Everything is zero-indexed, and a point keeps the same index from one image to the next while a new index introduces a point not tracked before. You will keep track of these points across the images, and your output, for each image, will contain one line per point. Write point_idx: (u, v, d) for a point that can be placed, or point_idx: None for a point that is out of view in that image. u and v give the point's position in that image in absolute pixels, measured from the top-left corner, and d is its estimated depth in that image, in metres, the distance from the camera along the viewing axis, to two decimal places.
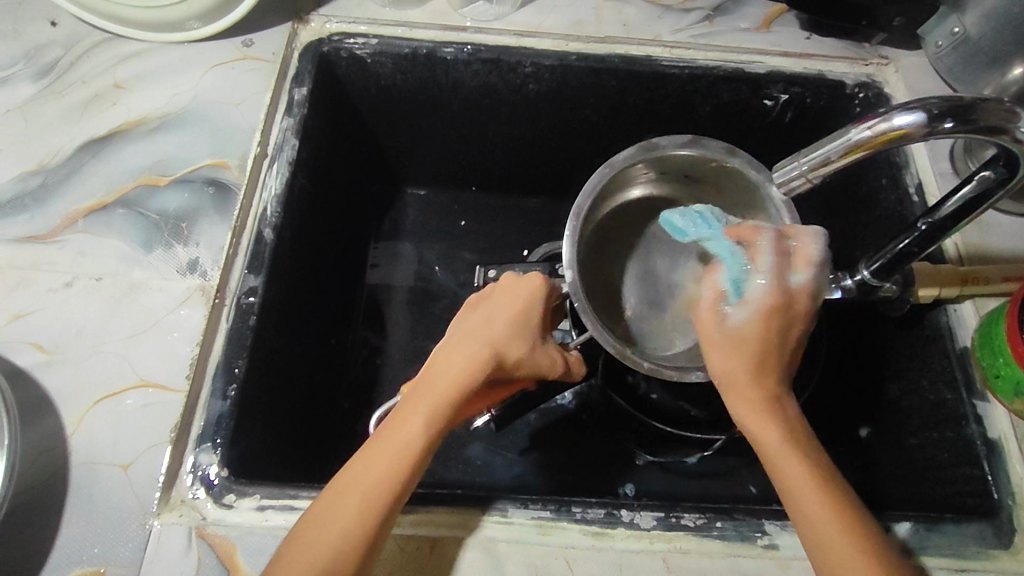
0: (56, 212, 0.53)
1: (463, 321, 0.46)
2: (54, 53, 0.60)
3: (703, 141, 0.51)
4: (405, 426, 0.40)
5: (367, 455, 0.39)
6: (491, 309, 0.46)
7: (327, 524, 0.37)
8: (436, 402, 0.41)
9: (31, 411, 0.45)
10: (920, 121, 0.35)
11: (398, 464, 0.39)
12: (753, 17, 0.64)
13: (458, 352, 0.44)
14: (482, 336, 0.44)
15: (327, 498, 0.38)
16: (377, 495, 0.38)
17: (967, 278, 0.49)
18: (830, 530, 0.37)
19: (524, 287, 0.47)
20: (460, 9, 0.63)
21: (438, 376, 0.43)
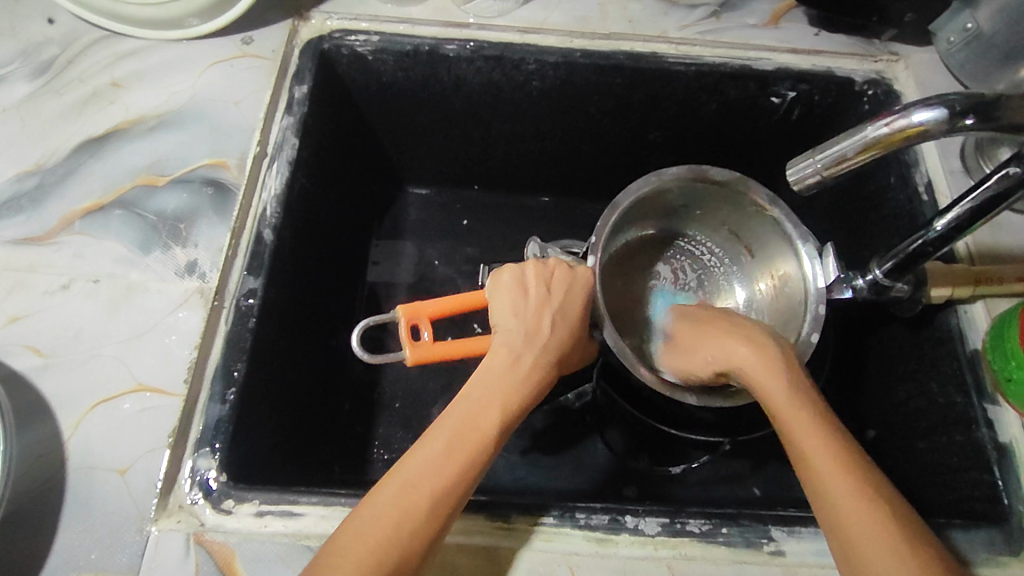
0: (53, 213, 0.52)
1: (522, 315, 0.46)
2: (51, 51, 0.59)
3: (704, 172, 0.55)
4: (480, 417, 0.41)
5: (435, 445, 0.39)
6: (551, 303, 0.46)
7: (394, 517, 0.36)
8: (511, 395, 0.42)
9: (28, 416, 0.44)
10: (941, 117, 0.34)
11: (474, 452, 0.39)
12: (761, 13, 0.63)
13: (528, 351, 0.45)
14: (551, 336, 0.46)
15: (391, 490, 0.37)
16: (454, 486, 0.38)
17: (980, 278, 0.48)
18: (855, 513, 0.37)
19: (580, 285, 0.47)
20: (462, 5, 0.62)
21: (507, 371, 0.43)
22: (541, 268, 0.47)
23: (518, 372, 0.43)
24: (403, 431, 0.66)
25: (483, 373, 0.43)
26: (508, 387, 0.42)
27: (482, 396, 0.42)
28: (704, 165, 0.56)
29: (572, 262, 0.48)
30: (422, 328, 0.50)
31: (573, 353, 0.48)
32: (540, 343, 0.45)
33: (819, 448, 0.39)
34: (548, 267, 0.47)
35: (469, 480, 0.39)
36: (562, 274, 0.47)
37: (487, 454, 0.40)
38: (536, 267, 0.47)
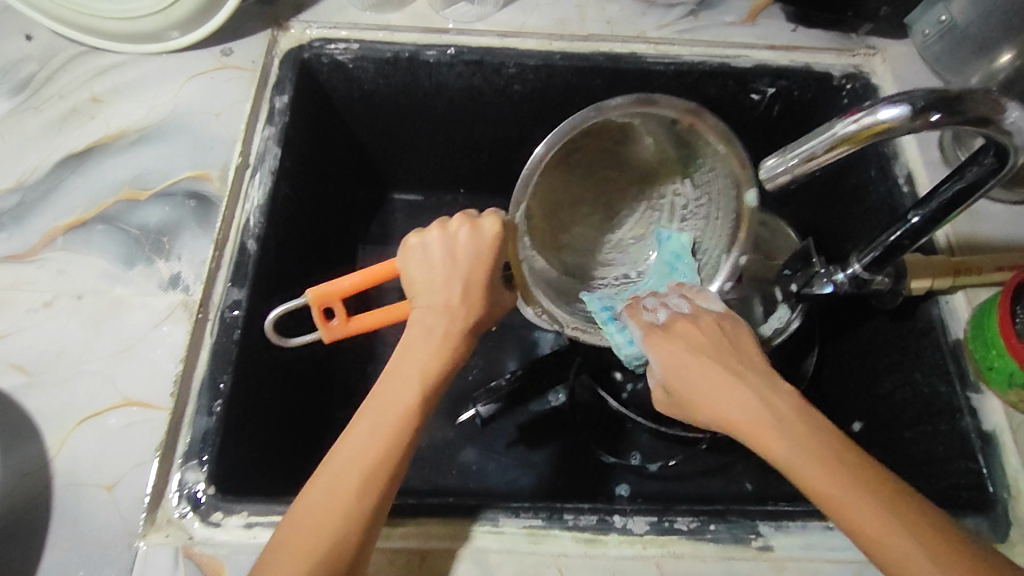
0: (34, 230, 0.52)
1: (432, 285, 0.42)
2: (29, 68, 0.59)
3: (701, 116, 0.47)
4: (397, 394, 0.40)
5: (360, 430, 0.38)
6: (443, 266, 0.43)
7: (325, 512, 0.36)
8: (428, 368, 0.41)
9: (14, 434, 0.44)
10: (907, 114, 0.35)
11: (392, 431, 0.38)
12: (739, 11, 0.64)
13: (442, 319, 0.42)
14: (462, 299, 0.42)
15: (318, 487, 0.37)
16: (377, 470, 0.37)
17: (959, 268, 0.49)
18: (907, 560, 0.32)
19: (486, 239, 0.43)
20: (441, 11, 0.63)
21: (421, 341, 0.41)
22: (443, 233, 0.43)
23: (430, 341, 0.41)
24: None
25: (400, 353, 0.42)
26: (426, 359, 0.41)
27: (401, 369, 0.41)
28: (704, 110, 0.46)
29: (474, 214, 0.44)
30: (337, 308, 0.46)
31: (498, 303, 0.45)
32: (455, 309, 0.42)
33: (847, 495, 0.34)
34: (448, 231, 0.43)
35: (399, 458, 0.38)
36: (463, 233, 0.43)
37: (411, 426, 0.39)
38: (437, 231, 0.43)
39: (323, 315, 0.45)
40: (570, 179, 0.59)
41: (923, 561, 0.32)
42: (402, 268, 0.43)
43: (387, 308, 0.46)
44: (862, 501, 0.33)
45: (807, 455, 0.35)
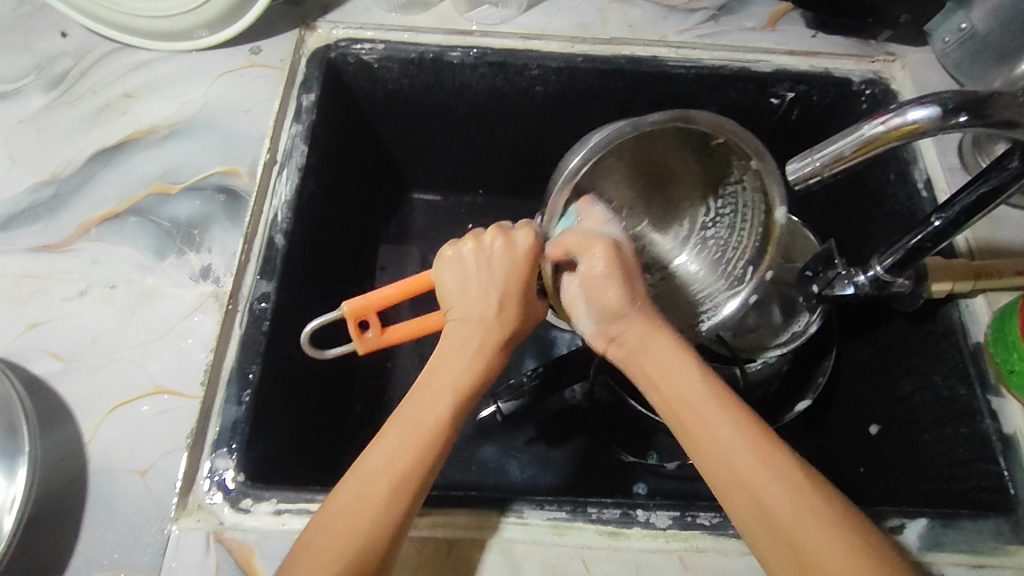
0: (69, 221, 0.53)
1: (468, 298, 0.45)
2: (64, 64, 0.60)
3: (735, 131, 0.44)
4: (429, 405, 0.41)
5: (391, 437, 0.40)
6: (479, 281, 0.45)
7: (355, 512, 0.37)
8: (460, 380, 0.43)
9: (49, 418, 0.45)
10: (935, 115, 0.35)
11: (425, 437, 0.40)
12: (759, 17, 0.65)
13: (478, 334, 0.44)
14: (498, 311, 0.45)
15: (348, 491, 0.38)
16: (409, 475, 0.38)
17: (980, 272, 0.49)
18: (782, 508, 0.36)
19: (518, 255, 0.45)
20: (465, 13, 0.64)
21: (456, 352, 0.44)
22: (478, 248, 0.45)
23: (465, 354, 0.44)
24: None
25: (436, 364, 0.44)
26: (460, 371, 0.43)
27: (435, 380, 0.43)
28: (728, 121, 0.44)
29: (510, 228, 0.45)
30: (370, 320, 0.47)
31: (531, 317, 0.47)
32: (489, 323, 0.44)
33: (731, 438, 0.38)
34: (483, 244, 0.45)
35: (429, 464, 0.39)
36: (496, 246, 0.45)
37: (445, 436, 0.41)
38: (472, 246, 0.45)
39: (357, 329, 0.46)
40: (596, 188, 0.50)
41: (822, 530, 0.34)
42: (438, 281, 0.46)
43: (417, 326, 0.48)
44: (743, 448, 0.38)
45: (701, 400, 0.40)
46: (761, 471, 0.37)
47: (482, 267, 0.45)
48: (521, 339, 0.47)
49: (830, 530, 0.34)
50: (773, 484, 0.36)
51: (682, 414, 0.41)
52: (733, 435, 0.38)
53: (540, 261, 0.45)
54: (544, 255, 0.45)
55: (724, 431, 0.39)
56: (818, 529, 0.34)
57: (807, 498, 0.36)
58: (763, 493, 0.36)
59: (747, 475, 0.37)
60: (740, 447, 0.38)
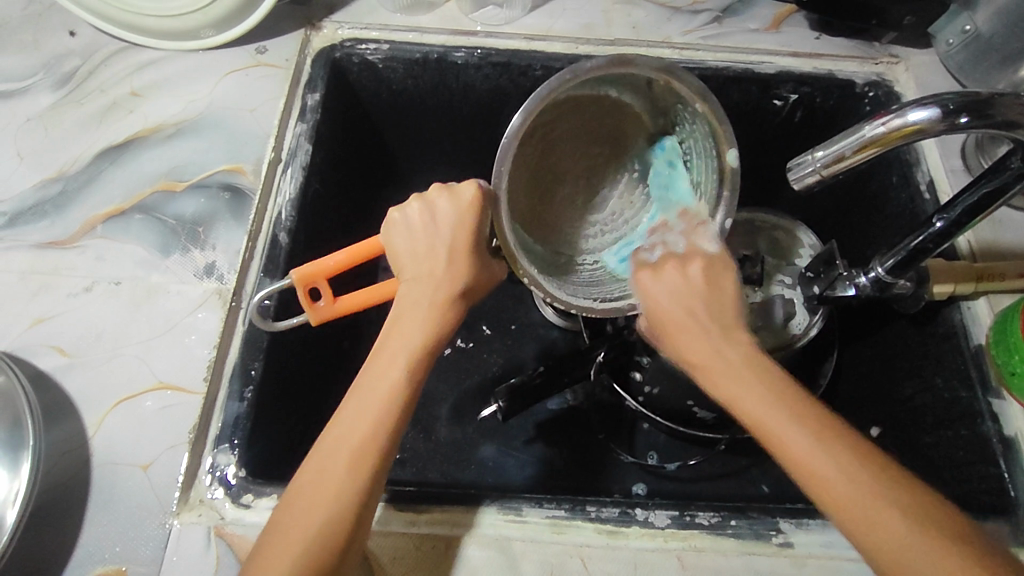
0: (75, 218, 0.54)
1: (415, 257, 0.44)
2: (72, 63, 0.61)
3: (676, 73, 0.44)
4: (383, 371, 0.40)
5: (350, 405, 0.40)
6: (426, 239, 0.44)
7: (318, 491, 0.37)
8: (414, 342, 0.41)
9: (54, 413, 0.45)
10: (936, 116, 0.35)
11: (383, 407, 0.39)
12: (763, 19, 0.65)
13: (425, 293, 0.43)
14: (447, 267, 0.43)
15: (311, 467, 0.38)
16: (370, 444, 0.38)
17: (982, 274, 0.49)
18: (858, 505, 0.34)
19: (464, 207, 0.43)
20: (470, 14, 0.64)
21: (408, 313, 0.42)
22: (424, 205, 0.44)
23: (416, 313, 0.42)
24: (413, 433, 0.67)
25: (389, 327, 0.42)
26: (410, 333, 0.41)
27: (388, 345, 0.41)
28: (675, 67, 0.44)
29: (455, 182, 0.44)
30: (322, 287, 0.46)
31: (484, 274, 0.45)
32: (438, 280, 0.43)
33: (802, 441, 0.36)
34: (427, 201, 0.44)
35: (390, 430, 0.39)
36: (441, 200, 0.44)
37: (402, 401, 0.40)
38: (418, 203, 0.44)
39: (307, 295, 0.45)
40: (548, 155, 0.51)
41: (896, 525, 0.34)
42: (386, 244, 0.45)
43: (370, 292, 0.46)
44: (803, 437, 0.36)
45: (755, 388, 0.38)
46: (832, 461, 0.35)
47: (429, 225, 0.44)
48: (475, 296, 0.46)
49: (891, 512, 0.34)
50: (848, 486, 0.35)
51: (742, 410, 0.38)
52: (806, 439, 0.36)
53: (486, 210, 0.44)
54: (489, 203, 0.43)
55: (793, 433, 0.36)
56: (873, 518, 0.34)
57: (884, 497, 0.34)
58: (841, 496, 0.35)
59: (814, 464, 0.35)
60: (813, 450, 0.35)
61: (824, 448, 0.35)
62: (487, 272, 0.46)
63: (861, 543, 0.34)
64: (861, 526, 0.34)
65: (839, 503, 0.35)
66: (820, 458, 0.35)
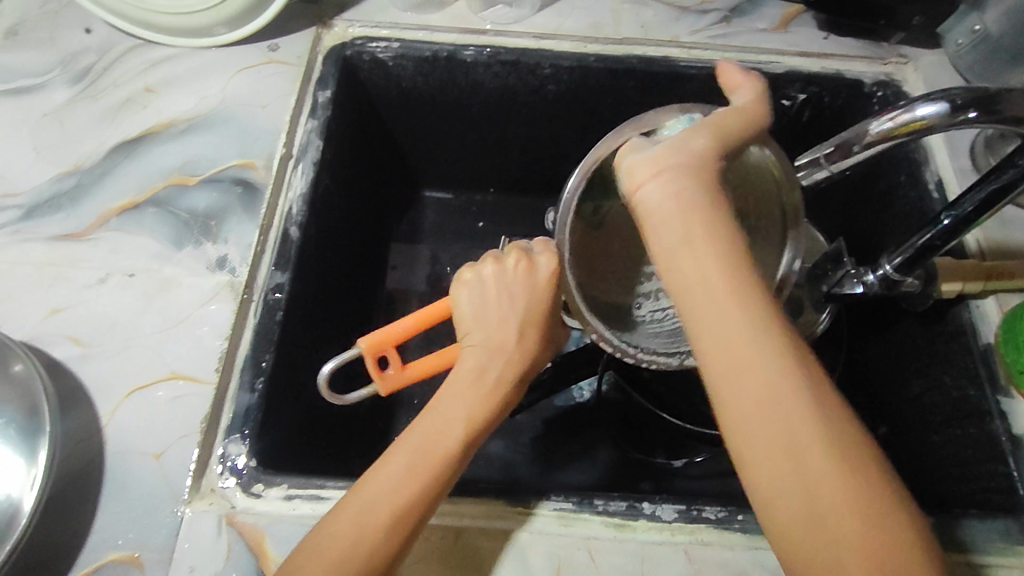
0: (90, 211, 0.54)
1: (486, 323, 0.43)
2: (88, 59, 0.62)
3: None
4: (439, 433, 0.40)
5: (397, 460, 0.39)
6: (500, 308, 0.43)
7: (352, 536, 0.36)
8: (475, 407, 0.41)
9: (69, 402, 0.46)
10: (943, 111, 0.36)
11: (434, 468, 0.39)
12: (771, 18, 0.65)
13: (495, 361, 0.43)
14: (519, 341, 0.43)
15: (348, 513, 0.37)
16: (418, 500, 0.38)
17: (990, 272, 0.49)
18: (838, 504, 0.28)
19: (542, 280, 0.43)
20: (480, 12, 0.65)
21: (472, 378, 0.42)
22: (499, 269, 0.43)
23: (479, 382, 0.42)
24: None
25: (451, 383, 0.42)
26: (473, 399, 0.41)
27: (449, 403, 0.41)
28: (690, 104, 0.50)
29: (535, 251, 0.43)
30: (389, 357, 0.46)
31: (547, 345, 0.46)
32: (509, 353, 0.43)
33: (800, 418, 0.29)
34: (505, 268, 0.43)
35: (433, 496, 0.38)
36: (519, 270, 0.43)
37: (452, 466, 0.39)
38: (493, 267, 0.44)
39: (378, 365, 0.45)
40: None
41: (880, 529, 0.28)
42: (453, 303, 0.44)
43: (433, 357, 0.46)
44: (797, 403, 0.30)
45: (736, 331, 0.30)
46: (795, 420, 0.29)
47: (503, 291, 0.43)
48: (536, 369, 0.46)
49: (848, 488, 0.29)
50: (825, 478, 0.29)
51: (703, 338, 0.31)
52: (806, 408, 0.30)
53: (561, 289, 0.44)
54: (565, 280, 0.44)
55: (791, 406, 0.29)
56: (842, 533, 0.28)
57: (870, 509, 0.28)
58: (826, 499, 0.29)
59: (775, 420, 0.29)
60: (812, 439, 0.29)
61: (823, 433, 0.29)
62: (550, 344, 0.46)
63: (763, 509, 0.30)
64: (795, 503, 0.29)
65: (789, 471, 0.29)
66: (812, 444, 0.29)
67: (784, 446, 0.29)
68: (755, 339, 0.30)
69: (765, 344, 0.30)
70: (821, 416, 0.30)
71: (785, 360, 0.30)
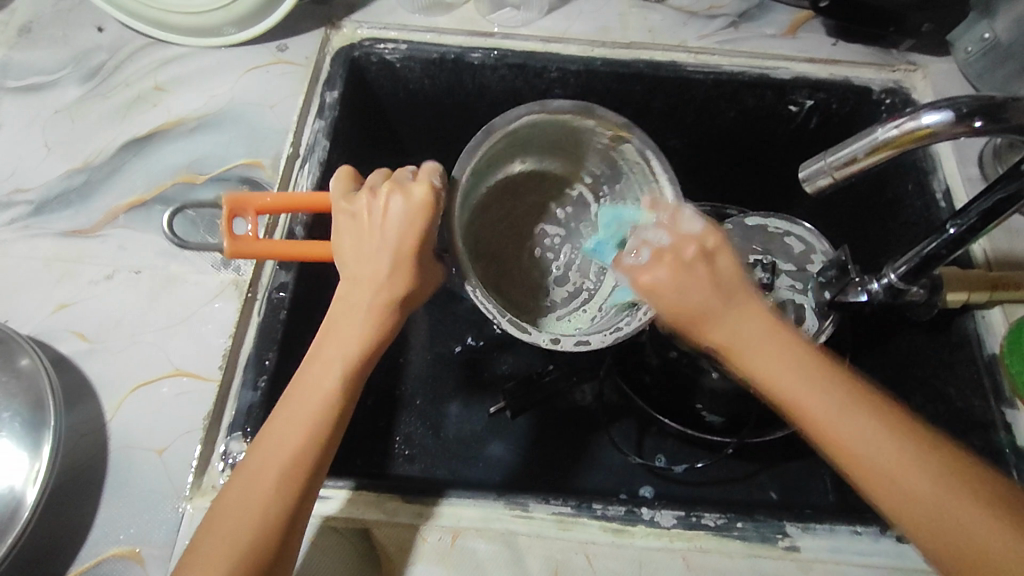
0: (98, 208, 0.55)
1: (354, 254, 0.42)
2: (99, 57, 0.63)
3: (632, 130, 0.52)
4: (315, 381, 0.40)
5: (280, 420, 0.39)
6: (363, 239, 0.42)
7: (250, 515, 0.37)
8: (349, 353, 0.40)
9: (75, 397, 0.47)
10: (949, 119, 0.36)
11: (311, 420, 0.39)
12: (780, 24, 0.65)
13: (361, 293, 0.41)
14: (387, 274, 0.41)
15: (237, 485, 0.38)
16: (297, 460, 0.38)
17: (998, 283, 0.49)
18: (913, 488, 0.34)
19: (415, 208, 0.42)
20: (487, 15, 0.65)
21: (348, 318, 0.41)
22: (372, 199, 0.42)
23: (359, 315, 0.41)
24: (422, 429, 0.67)
25: (325, 329, 0.42)
26: (346, 342, 0.41)
27: (322, 353, 0.41)
28: (593, 104, 0.52)
29: (410, 182, 0.43)
30: (247, 222, 0.45)
31: (428, 276, 0.44)
32: (376, 283, 0.41)
33: (841, 419, 0.35)
34: (378, 199, 0.42)
35: (313, 451, 0.39)
36: (391, 199, 0.42)
37: (331, 411, 0.39)
38: (367, 199, 0.42)
39: (230, 222, 0.44)
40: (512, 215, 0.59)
41: (964, 508, 0.33)
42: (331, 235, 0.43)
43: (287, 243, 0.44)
44: (833, 403, 0.36)
45: (828, 403, 0.36)
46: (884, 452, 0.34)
47: (374, 224, 0.42)
48: (416, 301, 0.44)
49: (961, 494, 0.33)
50: (922, 478, 0.34)
51: (734, 352, 0.38)
52: (874, 426, 0.35)
53: (432, 216, 0.42)
54: (438, 210, 0.43)
55: (854, 420, 0.35)
56: (940, 509, 0.33)
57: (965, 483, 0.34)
58: (894, 476, 0.34)
59: (861, 444, 0.35)
60: (870, 431, 0.35)
61: (870, 419, 0.35)
62: (428, 278, 0.44)
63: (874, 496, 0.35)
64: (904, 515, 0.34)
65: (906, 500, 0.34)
66: (871, 441, 0.35)
67: (842, 441, 0.35)
68: (800, 374, 0.36)
69: (798, 350, 0.37)
70: (853, 398, 0.36)
71: (818, 361, 0.37)
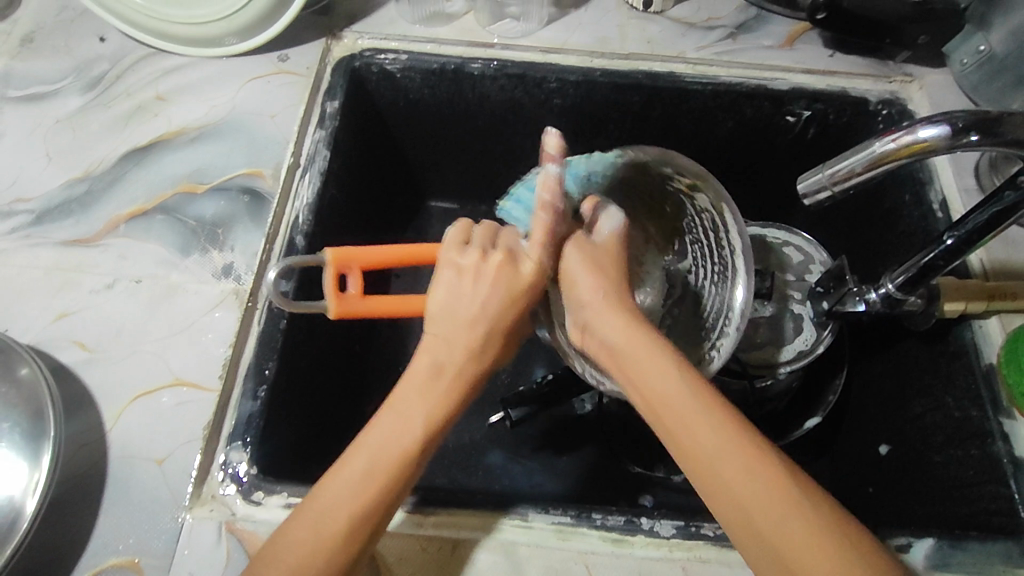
0: (98, 218, 0.55)
1: (454, 317, 0.43)
2: (101, 67, 0.63)
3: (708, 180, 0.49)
4: (396, 432, 0.39)
5: (354, 469, 0.38)
6: (466, 303, 0.43)
7: (308, 552, 0.36)
8: (432, 404, 0.41)
9: (74, 407, 0.47)
10: (946, 134, 0.36)
11: (387, 472, 0.38)
12: (777, 36, 0.65)
13: (454, 354, 0.42)
14: (483, 340, 0.43)
15: (301, 526, 0.37)
16: (368, 513, 0.38)
17: (994, 293, 0.49)
18: (724, 469, 0.36)
19: (522, 284, 0.43)
20: (487, 26, 0.66)
21: (430, 379, 0.41)
22: (478, 265, 0.43)
23: (442, 378, 0.42)
24: None
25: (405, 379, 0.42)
26: (430, 398, 0.41)
27: (402, 402, 0.41)
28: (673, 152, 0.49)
29: (518, 256, 0.43)
30: (351, 277, 0.47)
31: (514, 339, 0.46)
32: (473, 347, 0.43)
33: (676, 396, 0.38)
34: (487, 264, 0.43)
35: (388, 502, 0.38)
36: (499, 270, 0.43)
37: (411, 467, 0.39)
38: (474, 263, 0.43)
39: (337, 281, 0.45)
40: None
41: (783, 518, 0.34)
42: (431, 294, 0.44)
43: (394, 299, 0.47)
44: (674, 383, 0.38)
45: (663, 373, 0.39)
46: (719, 448, 0.36)
47: (478, 290, 0.43)
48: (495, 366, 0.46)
49: (769, 491, 0.35)
50: (739, 469, 0.35)
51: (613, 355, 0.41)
52: (700, 414, 0.37)
53: (533, 294, 0.44)
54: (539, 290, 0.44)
55: (681, 400, 0.37)
56: (751, 503, 0.35)
57: (785, 493, 0.35)
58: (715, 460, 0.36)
59: (686, 422, 0.37)
60: (699, 421, 0.37)
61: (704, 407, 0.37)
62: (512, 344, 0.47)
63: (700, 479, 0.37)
64: (722, 499, 0.36)
65: (738, 505, 0.35)
66: (699, 426, 0.37)
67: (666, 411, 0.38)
68: (642, 347, 0.40)
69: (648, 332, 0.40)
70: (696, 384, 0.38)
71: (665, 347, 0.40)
